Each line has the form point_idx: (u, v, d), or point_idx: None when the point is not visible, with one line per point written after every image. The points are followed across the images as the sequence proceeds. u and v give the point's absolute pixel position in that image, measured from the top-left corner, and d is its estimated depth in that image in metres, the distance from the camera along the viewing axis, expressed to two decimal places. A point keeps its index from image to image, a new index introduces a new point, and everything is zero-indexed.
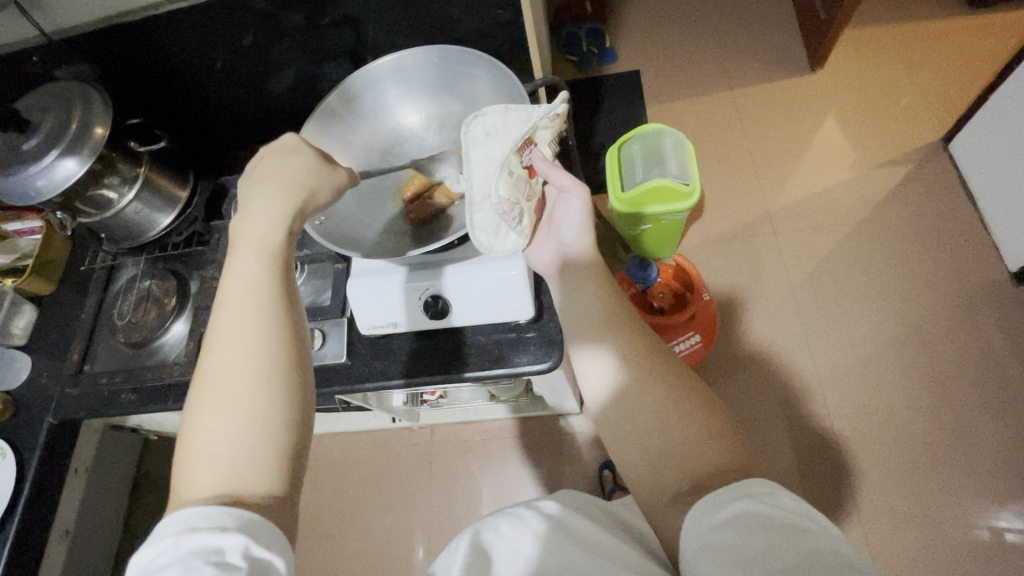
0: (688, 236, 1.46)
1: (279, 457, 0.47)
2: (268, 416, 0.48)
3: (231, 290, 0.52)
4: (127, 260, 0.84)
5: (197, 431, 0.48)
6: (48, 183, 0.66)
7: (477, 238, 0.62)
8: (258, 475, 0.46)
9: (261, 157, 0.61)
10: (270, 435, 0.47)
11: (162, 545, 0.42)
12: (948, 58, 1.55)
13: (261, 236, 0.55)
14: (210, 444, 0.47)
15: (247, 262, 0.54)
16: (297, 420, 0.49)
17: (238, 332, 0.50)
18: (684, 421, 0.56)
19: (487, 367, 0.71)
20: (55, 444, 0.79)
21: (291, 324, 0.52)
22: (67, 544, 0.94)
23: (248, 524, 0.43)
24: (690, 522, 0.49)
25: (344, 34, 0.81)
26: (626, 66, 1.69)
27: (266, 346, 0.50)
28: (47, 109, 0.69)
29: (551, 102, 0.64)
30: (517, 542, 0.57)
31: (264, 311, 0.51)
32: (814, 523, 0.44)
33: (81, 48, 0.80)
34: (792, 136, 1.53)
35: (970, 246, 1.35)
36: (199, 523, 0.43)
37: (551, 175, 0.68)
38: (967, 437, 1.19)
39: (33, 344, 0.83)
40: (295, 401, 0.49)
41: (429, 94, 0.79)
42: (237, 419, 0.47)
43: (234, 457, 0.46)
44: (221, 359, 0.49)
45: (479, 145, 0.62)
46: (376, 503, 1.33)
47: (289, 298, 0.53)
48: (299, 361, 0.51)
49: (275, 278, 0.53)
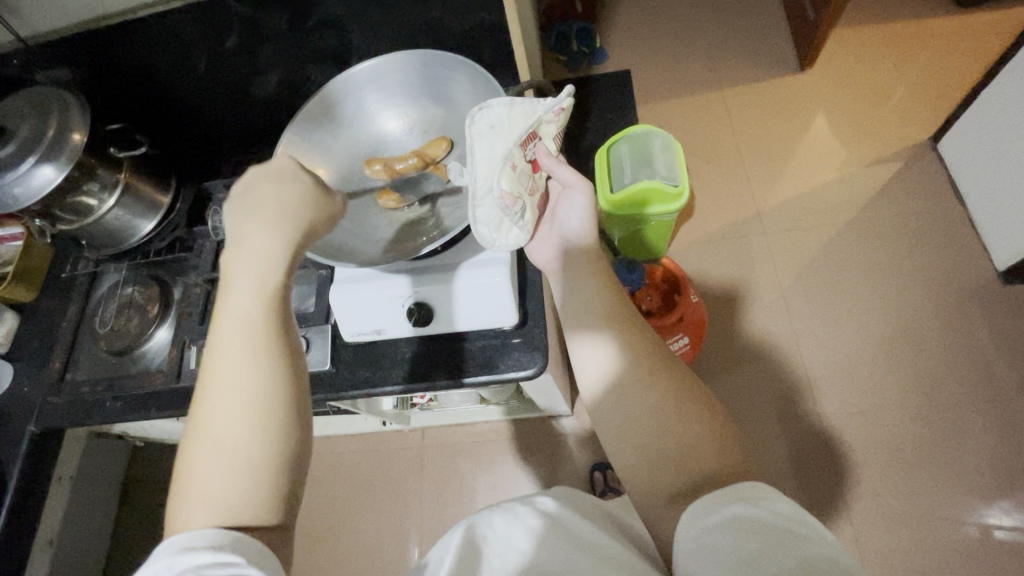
0: (679, 236, 1.46)
1: (272, 497, 0.47)
2: (261, 455, 0.47)
3: (226, 330, 0.50)
4: (109, 266, 0.83)
5: (191, 469, 0.46)
6: (25, 191, 0.65)
7: (480, 233, 0.61)
8: (251, 515, 0.46)
9: (254, 181, 0.57)
10: (262, 476, 0.47)
11: (156, 564, 0.42)
12: (936, 57, 1.55)
13: (263, 275, 0.52)
14: (207, 485, 0.46)
15: (236, 293, 0.51)
16: (290, 463, 0.48)
17: (238, 372, 0.48)
18: (670, 425, 0.56)
19: (474, 373, 0.70)
20: (37, 454, 0.78)
21: (288, 365, 0.50)
22: (52, 552, 0.94)
23: (241, 544, 0.43)
24: (684, 524, 0.48)
25: (328, 36, 0.81)
26: (616, 66, 1.68)
27: (263, 388, 0.48)
28: (24, 116, 0.68)
29: (557, 96, 0.62)
30: (511, 538, 0.57)
31: (260, 352, 0.49)
32: (809, 528, 0.44)
33: (61, 53, 0.79)
34: (783, 135, 1.53)
35: (960, 244, 1.35)
36: (195, 543, 0.43)
37: (556, 170, 0.67)
38: (957, 435, 1.20)
39: (14, 352, 0.82)
40: (288, 443, 0.48)
41: (411, 100, 0.79)
42: (232, 462, 0.46)
43: (229, 503, 0.45)
44: (215, 399, 0.48)
45: (484, 138, 0.62)
46: (367, 507, 1.32)
47: (286, 339, 0.51)
48: (296, 401, 0.50)
49: (273, 319, 0.51)
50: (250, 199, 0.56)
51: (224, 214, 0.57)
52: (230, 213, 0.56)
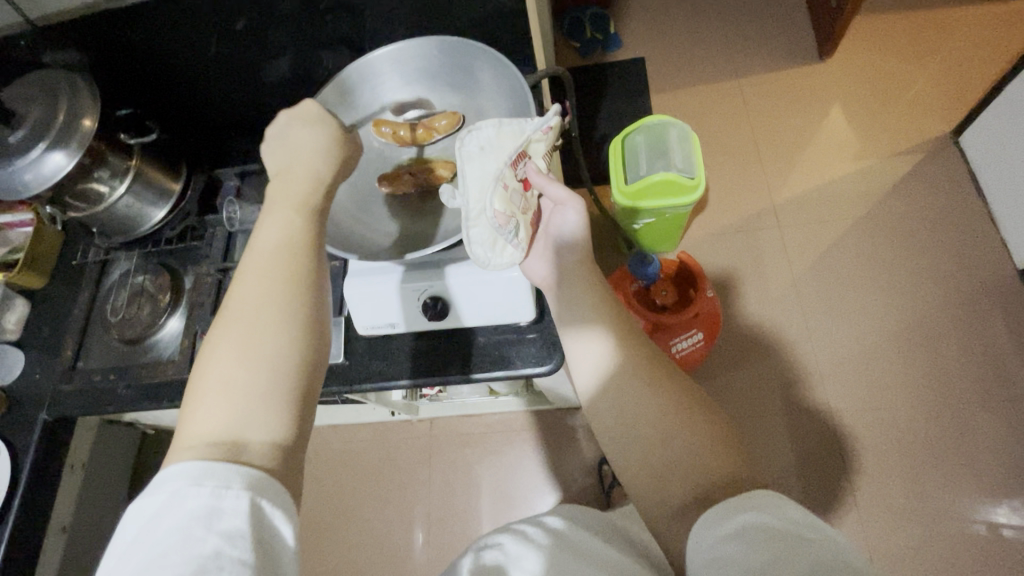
0: (691, 229, 1.44)
1: (289, 403, 0.46)
2: (284, 357, 0.46)
3: (264, 240, 0.52)
4: (120, 254, 0.82)
5: (211, 362, 0.46)
6: (36, 177, 0.64)
7: (476, 253, 0.58)
8: (264, 420, 0.44)
9: (286, 124, 0.58)
10: (280, 378, 0.46)
11: (162, 497, 0.40)
12: (959, 48, 1.52)
13: (300, 195, 0.55)
14: (225, 377, 0.45)
15: (312, 185, 0.55)
16: (307, 375, 0.48)
17: (269, 275, 0.49)
18: (686, 422, 0.55)
19: (488, 369, 0.69)
20: (49, 442, 0.78)
21: (315, 281, 0.51)
22: (65, 538, 0.94)
23: (254, 482, 0.42)
24: (695, 536, 0.47)
25: (340, 21, 0.79)
26: (630, 53, 1.65)
27: (289, 296, 0.49)
28: (33, 100, 0.67)
29: (544, 115, 0.61)
30: (520, 559, 0.55)
31: (292, 264, 0.50)
32: (824, 536, 0.42)
33: (68, 35, 0.77)
34: (799, 126, 1.50)
35: (978, 240, 1.33)
36: (204, 479, 0.41)
37: (548, 187, 0.65)
38: (969, 433, 1.19)
39: (26, 340, 0.81)
40: (307, 356, 0.48)
41: (429, 87, 0.77)
42: (253, 358, 0.46)
43: (245, 396, 0.45)
44: (244, 300, 0.48)
45: (474, 159, 0.60)
46: (375, 496, 1.33)
47: (317, 257, 0.53)
48: (320, 317, 0.50)
49: (309, 234, 0.53)
50: (289, 142, 0.57)
51: (264, 154, 0.59)
52: (269, 152, 0.58)
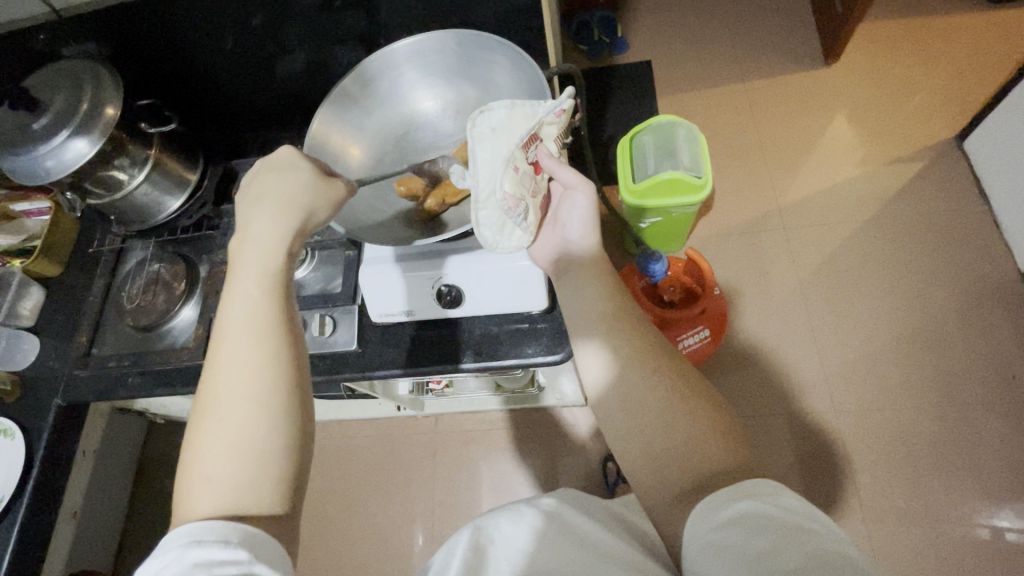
0: (697, 230, 1.45)
1: (276, 481, 0.49)
2: (266, 440, 0.49)
3: (232, 317, 0.53)
4: (136, 243, 0.84)
5: (198, 453, 0.49)
6: (58, 163, 0.66)
7: (482, 236, 0.60)
8: (260, 496, 0.48)
9: (257, 173, 0.60)
10: (267, 461, 0.49)
11: (165, 558, 0.43)
12: (964, 55, 1.53)
13: (262, 262, 0.56)
14: (211, 469, 0.48)
15: (276, 242, 0.56)
16: (297, 444, 0.51)
17: (242, 356, 0.51)
18: (694, 412, 0.55)
19: (497, 357, 0.70)
20: (63, 427, 0.78)
21: (292, 352, 0.53)
22: (74, 526, 0.95)
23: (250, 539, 0.45)
24: (693, 524, 0.48)
25: (355, 16, 0.80)
26: (638, 56, 1.67)
27: (263, 376, 0.51)
28: (57, 87, 0.68)
29: (557, 98, 0.61)
30: (515, 538, 0.57)
31: (263, 339, 0.52)
32: (817, 524, 0.43)
33: (89, 28, 0.78)
34: (804, 130, 1.52)
35: (982, 245, 1.34)
36: (205, 536, 0.44)
37: (558, 172, 0.65)
38: (972, 437, 1.19)
39: (41, 326, 0.82)
40: (290, 431, 0.50)
41: (446, 80, 0.78)
42: (239, 445, 0.48)
43: (236, 485, 0.48)
44: (221, 384, 0.51)
45: (486, 140, 0.58)
46: (378, 491, 1.33)
47: (286, 327, 0.54)
48: (298, 386, 0.52)
49: (275, 304, 0.54)
50: (256, 191, 0.59)
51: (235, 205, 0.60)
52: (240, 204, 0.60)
